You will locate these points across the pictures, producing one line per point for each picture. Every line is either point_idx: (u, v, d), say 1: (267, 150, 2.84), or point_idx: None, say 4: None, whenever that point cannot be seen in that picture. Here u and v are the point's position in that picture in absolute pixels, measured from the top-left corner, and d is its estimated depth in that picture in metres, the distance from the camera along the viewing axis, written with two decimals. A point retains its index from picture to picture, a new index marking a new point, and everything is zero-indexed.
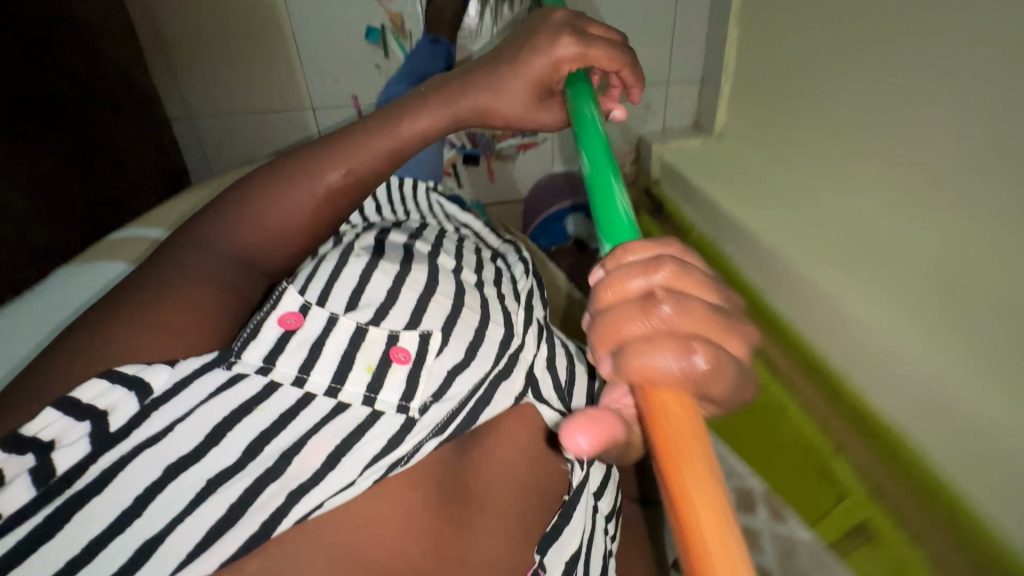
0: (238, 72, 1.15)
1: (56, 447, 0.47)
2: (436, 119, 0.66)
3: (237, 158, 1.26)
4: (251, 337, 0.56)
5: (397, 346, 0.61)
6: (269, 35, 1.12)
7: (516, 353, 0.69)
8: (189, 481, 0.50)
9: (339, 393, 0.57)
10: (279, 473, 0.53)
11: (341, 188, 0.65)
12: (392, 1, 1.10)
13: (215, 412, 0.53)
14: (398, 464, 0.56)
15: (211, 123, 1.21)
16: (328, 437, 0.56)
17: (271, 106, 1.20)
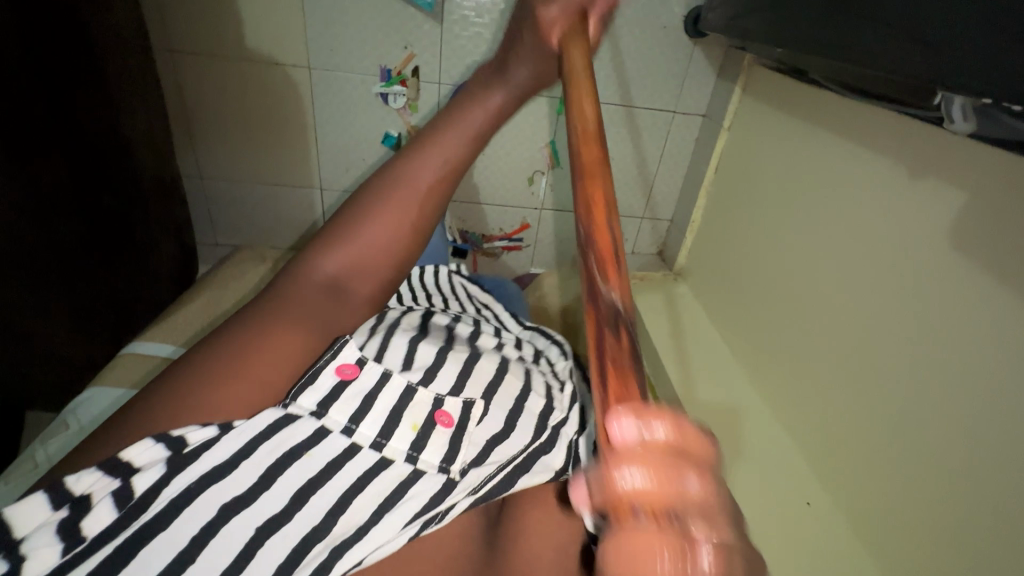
0: (253, 149, 1.23)
1: (138, 470, 0.45)
2: (502, 105, 0.63)
3: (239, 219, 1.33)
4: (308, 382, 0.54)
5: (441, 410, 0.58)
6: (288, 122, 1.20)
7: (557, 427, 0.66)
8: (240, 528, 0.45)
9: (383, 448, 0.54)
10: (324, 534, 0.48)
11: (439, 181, 0.61)
12: (413, 115, 1.20)
13: (272, 450, 0.49)
14: (434, 521, 0.51)
15: (219, 186, 1.28)
16: (371, 497, 0.51)
17: (280, 181, 1.28)
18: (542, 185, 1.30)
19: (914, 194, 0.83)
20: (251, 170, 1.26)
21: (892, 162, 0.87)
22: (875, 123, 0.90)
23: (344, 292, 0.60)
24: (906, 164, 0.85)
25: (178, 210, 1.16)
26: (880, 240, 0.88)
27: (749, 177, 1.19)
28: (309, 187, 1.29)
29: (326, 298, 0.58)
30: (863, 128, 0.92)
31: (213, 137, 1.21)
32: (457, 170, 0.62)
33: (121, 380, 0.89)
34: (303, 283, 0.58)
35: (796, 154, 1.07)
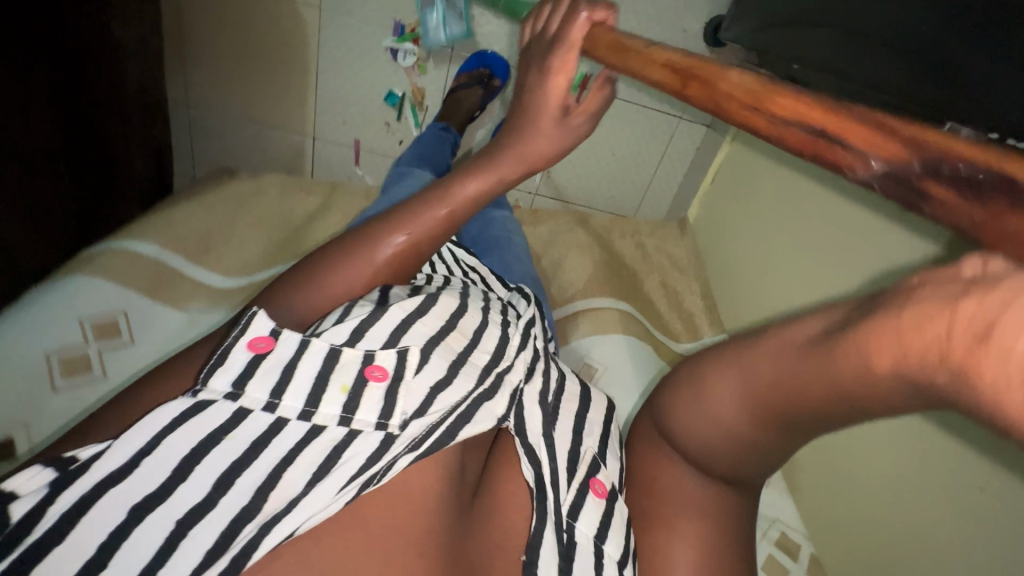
0: (250, 85, 1.19)
1: (18, 497, 0.42)
2: (477, 190, 0.66)
3: (222, 155, 1.28)
4: (217, 362, 0.50)
5: (373, 363, 0.54)
6: (291, 62, 1.16)
7: (501, 374, 0.61)
8: (156, 525, 0.43)
9: (313, 416, 0.50)
10: (255, 513, 0.45)
11: (399, 254, 0.62)
12: (419, 76, 1.18)
13: (184, 442, 0.46)
14: (372, 482, 0.48)
15: (206, 116, 1.23)
16: (305, 464, 0.48)
17: (273, 122, 1.24)
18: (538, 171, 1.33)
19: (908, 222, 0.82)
20: (243, 105, 1.21)
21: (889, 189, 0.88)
22: None
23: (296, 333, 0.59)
24: None
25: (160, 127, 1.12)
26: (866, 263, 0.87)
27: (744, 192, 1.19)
28: (302, 134, 1.25)
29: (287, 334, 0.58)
30: None
31: (208, 65, 1.16)
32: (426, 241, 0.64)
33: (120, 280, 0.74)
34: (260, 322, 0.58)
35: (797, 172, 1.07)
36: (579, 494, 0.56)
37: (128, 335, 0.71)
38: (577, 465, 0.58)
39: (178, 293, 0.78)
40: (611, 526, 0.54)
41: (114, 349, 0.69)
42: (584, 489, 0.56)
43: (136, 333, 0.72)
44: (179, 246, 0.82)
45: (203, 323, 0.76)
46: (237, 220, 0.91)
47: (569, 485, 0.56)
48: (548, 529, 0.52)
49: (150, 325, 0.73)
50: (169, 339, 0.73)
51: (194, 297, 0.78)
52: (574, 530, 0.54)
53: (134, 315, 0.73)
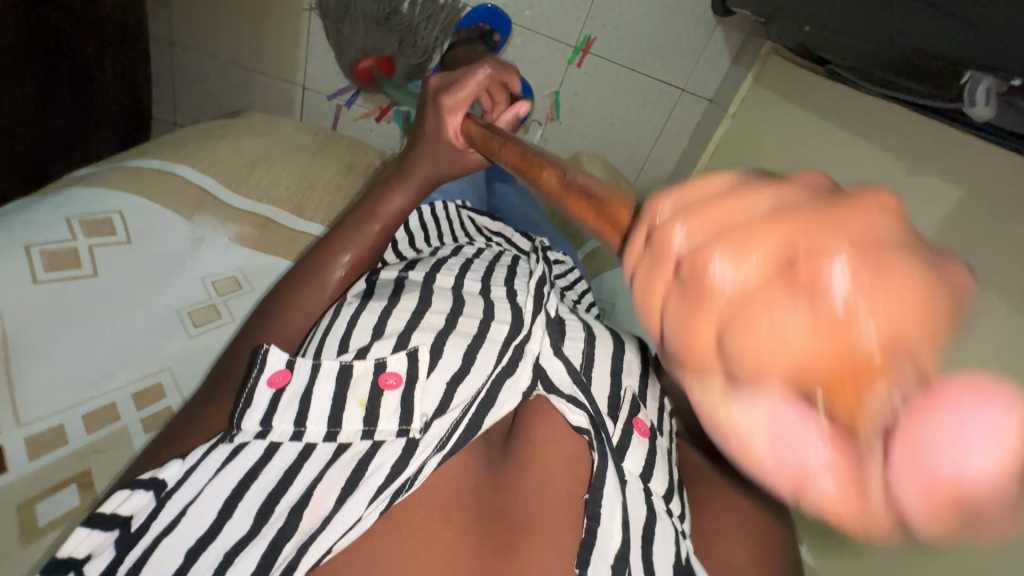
0: (234, 26, 1.12)
1: (89, 560, 0.45)
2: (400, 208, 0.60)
3: (207, 100, 1.21)
4: (245, 403, 0.51)
5: (386, 371, 0.54)
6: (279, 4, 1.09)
7: (521, 344, 0.59)
8: (210, 559, 0.45)
9: (338, 435, 0.52)
10: (293, 532, 0.46)
11: (350, 273, 0.60)
12: None
13: (223, 485, 0.48)
14: (405, 489, 0.48)
15: (189, 56, 1.16)
16: (333, 480, 0.49)
17: (259, 67, 1.17)
18: (536, 135, 1.29)
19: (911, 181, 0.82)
20: (228, 47, 1.14)
21: (890, 154, 0.87)
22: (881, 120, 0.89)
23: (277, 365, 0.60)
24: (910, 162, 0.83)
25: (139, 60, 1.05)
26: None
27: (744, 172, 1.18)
28: (290, 82, 1.19)
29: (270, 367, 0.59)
30: (868, 120, 0.91)
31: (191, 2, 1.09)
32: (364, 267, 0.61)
33: (113, 186, 0.67)
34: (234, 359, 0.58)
35: (798, 147, 1.06)
36: (626, 434, 0.57)
37: (125, 234, 0.64)
38: (619, 407, 0.59)
39: (185, 200, 0.71)
40: (655, 465, 0.57)
41: (107, 246, 0.62)
42: (629, 428, 0.58)
43: (134, 233, 0.65)
44: (184, 159, 0.75)
45: (212, 243, 0.70)
46: (247, 140, 0.83)
47: (616, 425, 0.57)
48: (609, 465, 0.53)
49: (150, 227, 0.66)
50: (172, 258, 0.67)
51: (200, 209, 0.72)
52: (624, 469, 0.55)
53: (132, 217, 0.66)
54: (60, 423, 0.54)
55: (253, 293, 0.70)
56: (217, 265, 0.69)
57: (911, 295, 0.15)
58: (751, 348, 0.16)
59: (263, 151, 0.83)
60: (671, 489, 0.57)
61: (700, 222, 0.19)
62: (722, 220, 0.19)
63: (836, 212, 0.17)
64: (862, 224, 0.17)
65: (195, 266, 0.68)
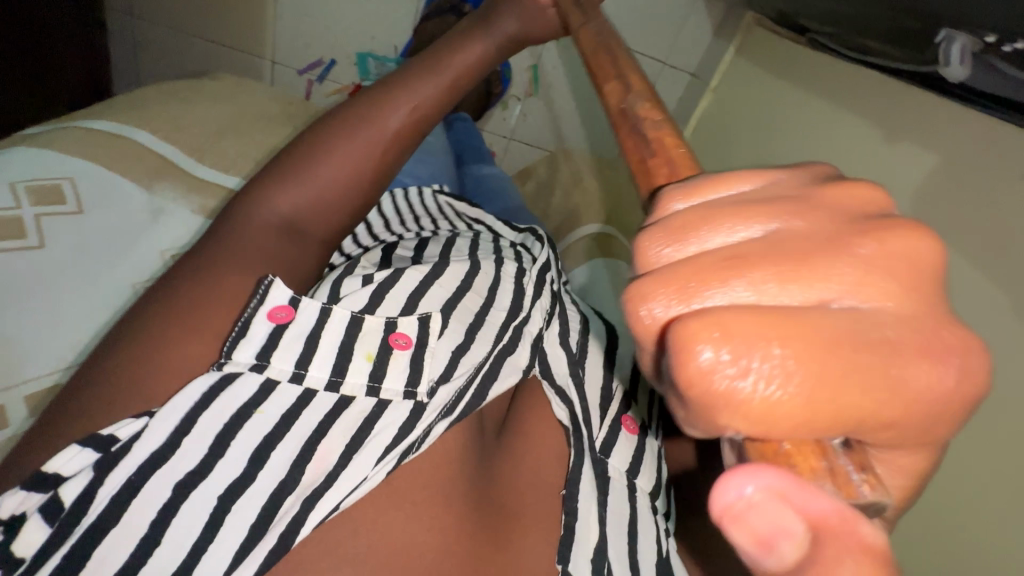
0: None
1: (65, 480, 0.37)
2: (482, 53, 0.59)
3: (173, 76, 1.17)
4: (240, 333, 0.43)
5: (396, 331, 0.49)
6: None
7: (521, 326, 0.57)
8: (201, 500, 0.39)
9: (341, 386, 0.46)
10: (294, 486, 0.41)
11: (410, 124, 0.54)
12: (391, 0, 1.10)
13: (214, 419, 0.41)
14: (410, 451, 0.45)
15: (151, 29, 1.12)
16: (337, 435, 0.44)
17: (225, 41, 1.13)
18: (515, 111, 1.27)
19: (887, 147, 0.80)
20: (192, 20, 1.10)
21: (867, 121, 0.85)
22: (853, 87, 0.90)
23: (302, 237, 0.50)
24: (884, 127, 0.82)
25: (89, 27, 1.00)
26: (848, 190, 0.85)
27: (731, 147, 1.18)
28: (259, 57, 1.15)
29: (282, 243, 0.49)
30: (846, 88, 0.90)
31: None
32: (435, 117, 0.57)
33: (65, 149, 0.62)
34: (251, 220, 0.49)
35: (774, 120, 1.06)
36: (613, 432, 0.55)
37: (76, 203, 0.60)
38: (608, 405, 0.58)
39: (142, 168, 0.67)
40: (642, 460, 0.56)
41: (56, 215, 0.58)
42: (616, 426, 0.57)
43: (86, 203, 0.61)
44: (145, 123, 0.71)
45: (174, 213, 0.67)
46: (214, 108, 0.80)
47: (602, 423, 0.56)
48: (587, 463, 0.52)
49: (106, 196, 0.63)
50: (127, 230, 0.63)
51: (161, 179, 0.68)
52: (606, 466, 0.54)
53: (84, 184, 0.61)
54: (0, 403, 0.51)
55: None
56: (175, 237, 0.66)
57: (840, 354, 0.19)
58: (731, 344, 0.19)
59: (230, 121, 0.80)
60: (658, 486, 0.56)
61: (685, 243, 0.23)
62: (703, 247, 0.23)
63: (818, 258, 0.21)
64: (836, 276, 0.20)
65: (153, 237, 0.65)
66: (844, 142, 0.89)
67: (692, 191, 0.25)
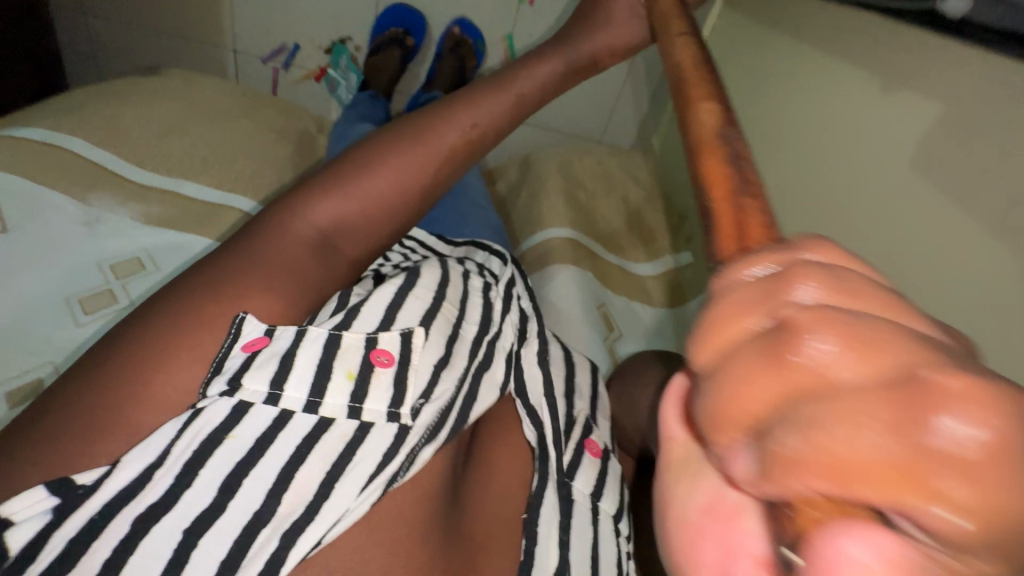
0: None
1: (14, 523, 0.31)
2: (553, 74, 0.55)
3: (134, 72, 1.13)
4: (217, 370, 0.37)
5: (378, 347, 0.42)
6: None
7: (494, 342, 0.51)
8: (161, 538, 0.33)
9: (320, 408, 0.39)
10: (268, 517, 0.35)
11: (465, 146, 0.50)
12: None
13: (184, 453, 0.35)
14: (397, 478, 0.39)
15: (105, 26, 1.08)
16: (316, 462, 0.37)
17: (183, 33, 1.08)
18: None
19: (885, 101, 0.73)
20: (145, 12, 1.06)
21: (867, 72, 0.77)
22: (849, 32, 0.81)
23: (337, 253, 0.45)
24: (883, 73, 0.74)
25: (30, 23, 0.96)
26: (844, 149, 0.79)
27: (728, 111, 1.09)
28: (219, 46, 1.10)
29: (311, 260, 0.43)
30: (840, 38, 0.82)
31: None
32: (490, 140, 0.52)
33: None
34: (285, 233, 0.43)
35: (769, 75, 0.98)
36: (577, 454, 0.51)
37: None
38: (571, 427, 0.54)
39: (80, 179, 0.65)
40: (605, 484, 0.52)
41: None
42: (580, 448, 0.53)
43: (10, 221, 0.59)
44: (79, 129, 0.69)
45: (110, 224, 0.64)
46: (155, 104, 0.76)
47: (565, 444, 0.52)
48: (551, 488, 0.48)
49: (34, 211, 0.61)
50: (62, 242, 0.60)
51: (94, 187, 0.66)
52: (570, 489, 0.50)
53: (8, 203, 0.60)
54: None
55: (159, 275, 0.63)
56: (117, 249, 0.63)
57: None
58: (977, 415, 0.13)
59: (174, 118, 0.76)
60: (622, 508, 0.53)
61: (841, 294, 0.17)
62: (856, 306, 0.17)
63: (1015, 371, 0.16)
64: None
65: (88, 251, 0.61)
66: (841, 94, 0.81)
67: (833, 250, 0.20)
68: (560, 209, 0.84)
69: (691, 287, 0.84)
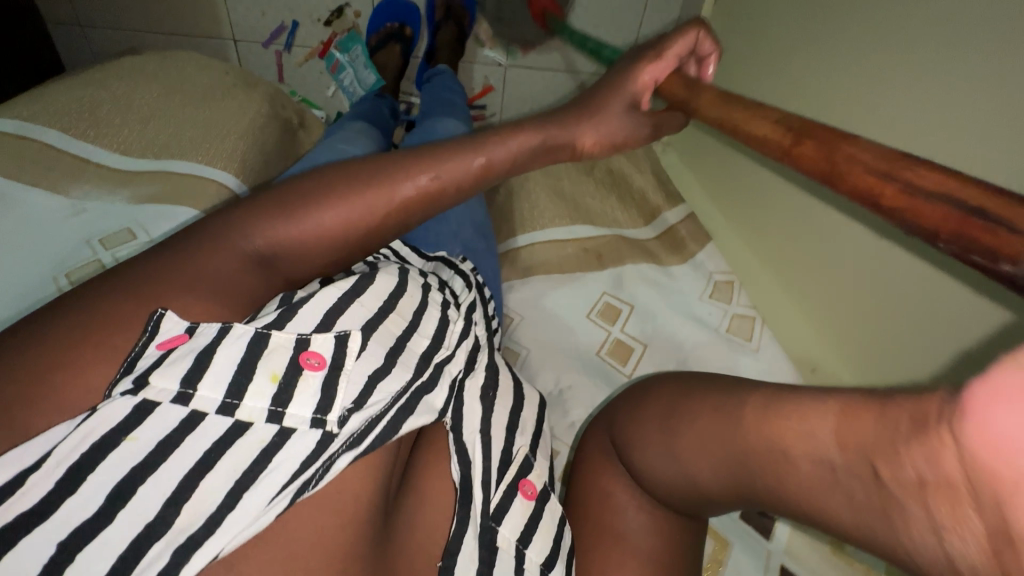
0: None
1: None
2: (527, 146, 0.48)
3: None
4: (128, 369, 0.35)
5: (308, 349, 0.39)
6: None
7: (441, 364, 0.47)
8: (34, 550, 0.29)
9: (236, 410, 0.36)
10: (164, 529, 0.32)
11: (419, 200, 0.44)
12: None
13: (66, 454, 0.32)
14: (309, 487, 0.36)
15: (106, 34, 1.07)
16: (225, 472, 0.35)
17: (180, 29, 1.06)
18: None
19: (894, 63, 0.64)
20: (142, 12, 1.04)
21: None
22: None
23: (273, 274, 0.42)
24: None
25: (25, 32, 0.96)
26: (856, 113, 0.70)
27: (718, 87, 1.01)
28: (217, 37, 1.07)
29: (247, 278, 0.41)
30: None
31: None
32: (446, 199, 0.46)
33: None
34: (218, 245, 0.40)
35: None
36: (508, 496, 0.47)
37: None
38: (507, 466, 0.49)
39: (66, 179, 0.65)
40: (537, 531, 0.47)
41: None
42: (513, 489, 0.48)
43: None
44: (58, 126, 0.68)
45: (93, 210, 0.64)
46: (141, 96, 0.75)
47: (497, 486, 0.47)
48: (472, 530, 0.44)
49: (11, 205, 0.61)
50: (35, 230, 0.60)
51: (77, 183, 0.65)
52: (494, 535, 0.46)
53: None
54: None
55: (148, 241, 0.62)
56: (97, 228, 0.62)
57: None
58: None
59: (160, 108, 0.75)
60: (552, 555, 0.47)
61: None
62: None
63: None
64: None
65: (68, 234, 0.61)
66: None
67: None
68: (545, 212, 0.85)
69: (692, 242, 0.85)
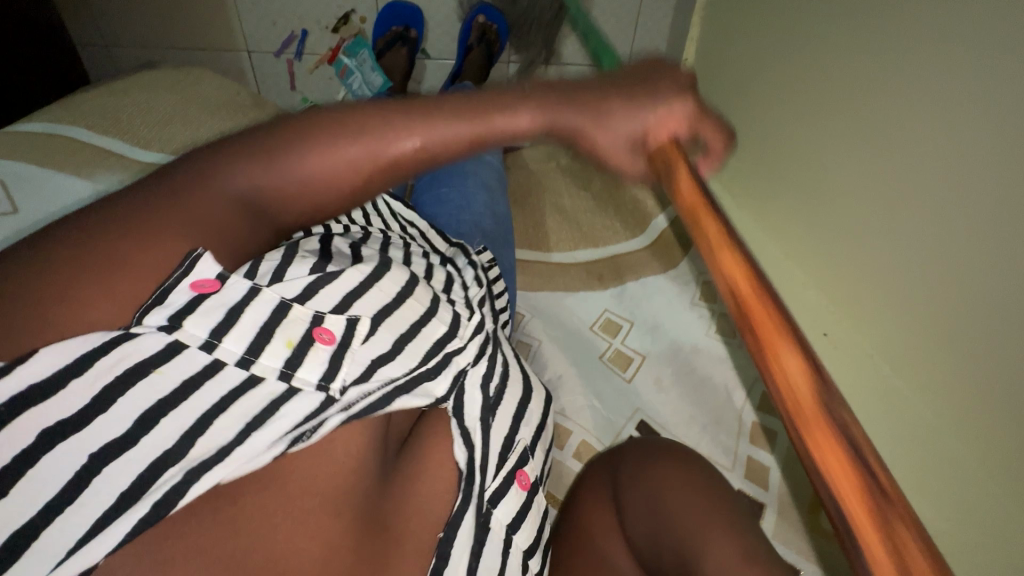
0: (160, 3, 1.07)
1: None
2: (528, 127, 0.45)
3: None
4: (158, 300, 0.37)
5: (322, 325, 0.42)
6: None
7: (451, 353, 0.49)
8: (68, 457, 0.32)
9: (253, 366, 0.39)
10: (179, 456, 0.35)
11: (408, 163, 0.43)
12: None
13: (104, 369, 0.34)
14: (303, 438, 0.38)
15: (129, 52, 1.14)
16: (237, 415, 0.37)
17: (197, 43, 1.11)
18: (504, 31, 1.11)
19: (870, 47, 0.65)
20: (161, 29, 1.10)
21: None
22: None
23: (263, 220, 0.42)
24: None
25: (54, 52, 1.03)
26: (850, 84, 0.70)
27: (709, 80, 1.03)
28: (232, 49, 1.12)
29: (237, 222, 0.40)
30: None
31: None
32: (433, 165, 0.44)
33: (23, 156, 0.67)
34: (205, 187, 0.39)
35: None
36: (506, 481, 0.51)
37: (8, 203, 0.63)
38: (507, 453, 0.53)
39: (95, 165, 0.70)
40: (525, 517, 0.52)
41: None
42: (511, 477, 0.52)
43: (17, 200, 0.63)
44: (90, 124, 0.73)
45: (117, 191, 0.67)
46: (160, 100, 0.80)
47: (496, 472, 0.51)
48: (472, 508, 0.47)
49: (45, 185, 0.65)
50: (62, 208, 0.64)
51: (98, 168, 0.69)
52: (490, 517, 0.49)
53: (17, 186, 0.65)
54: None
55: None
56: None
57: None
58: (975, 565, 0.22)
59: (179, 110, 0.80)
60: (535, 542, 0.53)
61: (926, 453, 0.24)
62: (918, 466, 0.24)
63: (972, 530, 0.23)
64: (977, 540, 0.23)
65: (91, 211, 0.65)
66: None
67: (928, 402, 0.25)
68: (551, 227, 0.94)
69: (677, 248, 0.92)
